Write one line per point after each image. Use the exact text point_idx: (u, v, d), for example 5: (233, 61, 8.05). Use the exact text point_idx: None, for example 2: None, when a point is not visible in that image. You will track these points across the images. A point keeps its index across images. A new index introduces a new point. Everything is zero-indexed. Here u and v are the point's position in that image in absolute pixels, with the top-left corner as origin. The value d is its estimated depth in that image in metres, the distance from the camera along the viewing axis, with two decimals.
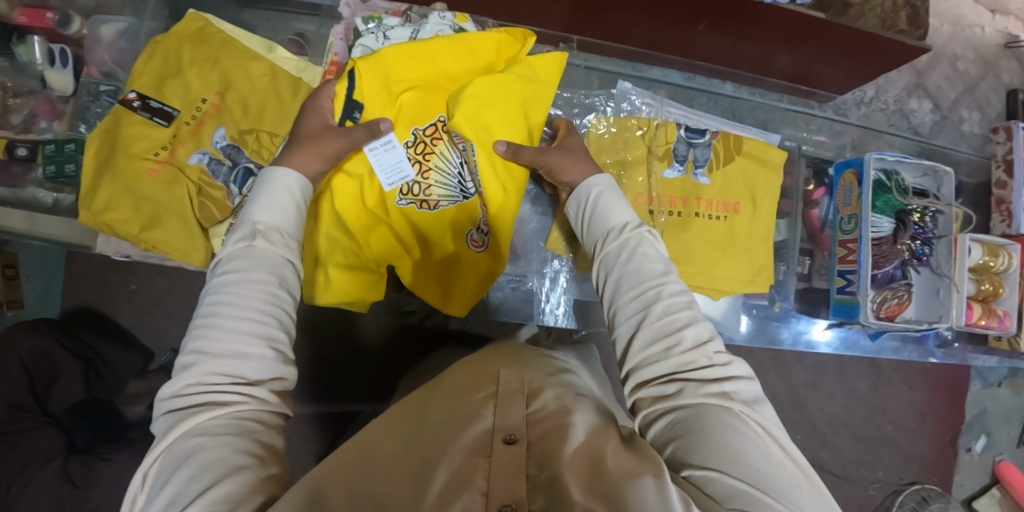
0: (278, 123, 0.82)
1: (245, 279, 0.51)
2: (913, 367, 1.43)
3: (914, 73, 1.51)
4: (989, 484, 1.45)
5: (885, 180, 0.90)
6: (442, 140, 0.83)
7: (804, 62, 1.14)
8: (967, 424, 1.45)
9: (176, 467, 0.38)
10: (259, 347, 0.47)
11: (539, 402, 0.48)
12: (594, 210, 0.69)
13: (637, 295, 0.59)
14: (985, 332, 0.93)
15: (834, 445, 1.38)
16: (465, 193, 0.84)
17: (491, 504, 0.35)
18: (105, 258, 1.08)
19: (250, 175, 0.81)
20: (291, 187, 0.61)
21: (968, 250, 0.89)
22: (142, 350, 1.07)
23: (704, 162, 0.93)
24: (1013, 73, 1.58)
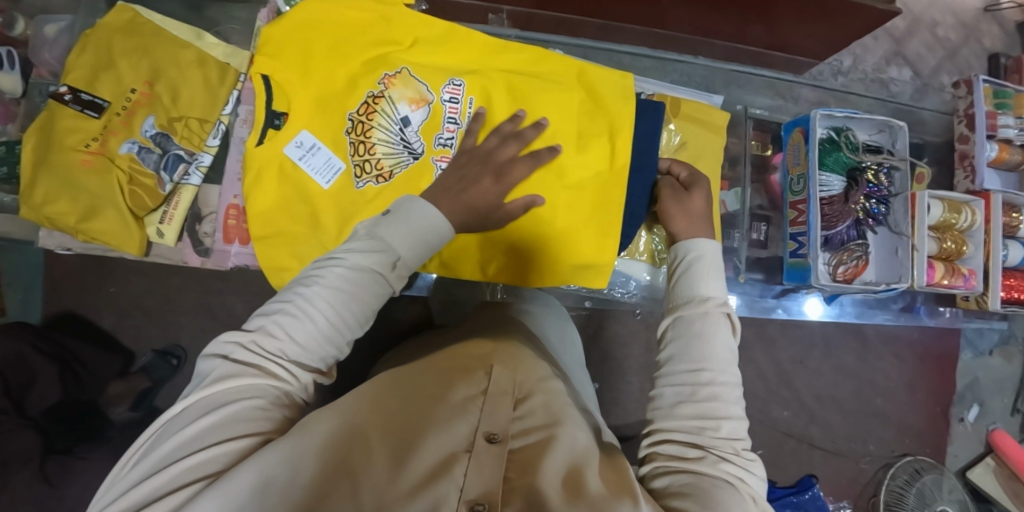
0: (208, 110, 0.84)
1: (345, 285, 0.52)
2: (901, 338, 1.40)
3: (892, 40, 1.49)
4: (983, 453, 1.43)
5: (833, 137, 0.88)
6: (375, 113, 0.76)
7: (774, 32, 1.13)
8: (958, 393, 1.43)
9: (205, 414, 0.41)
10: (325, 351, 0.51)
11: (528, 406, 0.47)
12: (685, 273, 0.64)
13: (690, 371, 0.55)
14: (950, 291, 0.90)
15: (824, 420, 1.36)
16: (414, 153, 0.77)
17: (465, 499, 0.35)
18: (77, 261, 1.09)
19: (182, 161, 0.83)
20: (438, 229, 0.59)
21: (927, 208, 0.87)
22: (122, 352, 1.07)
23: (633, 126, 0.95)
24: (994, 37, 1.55)
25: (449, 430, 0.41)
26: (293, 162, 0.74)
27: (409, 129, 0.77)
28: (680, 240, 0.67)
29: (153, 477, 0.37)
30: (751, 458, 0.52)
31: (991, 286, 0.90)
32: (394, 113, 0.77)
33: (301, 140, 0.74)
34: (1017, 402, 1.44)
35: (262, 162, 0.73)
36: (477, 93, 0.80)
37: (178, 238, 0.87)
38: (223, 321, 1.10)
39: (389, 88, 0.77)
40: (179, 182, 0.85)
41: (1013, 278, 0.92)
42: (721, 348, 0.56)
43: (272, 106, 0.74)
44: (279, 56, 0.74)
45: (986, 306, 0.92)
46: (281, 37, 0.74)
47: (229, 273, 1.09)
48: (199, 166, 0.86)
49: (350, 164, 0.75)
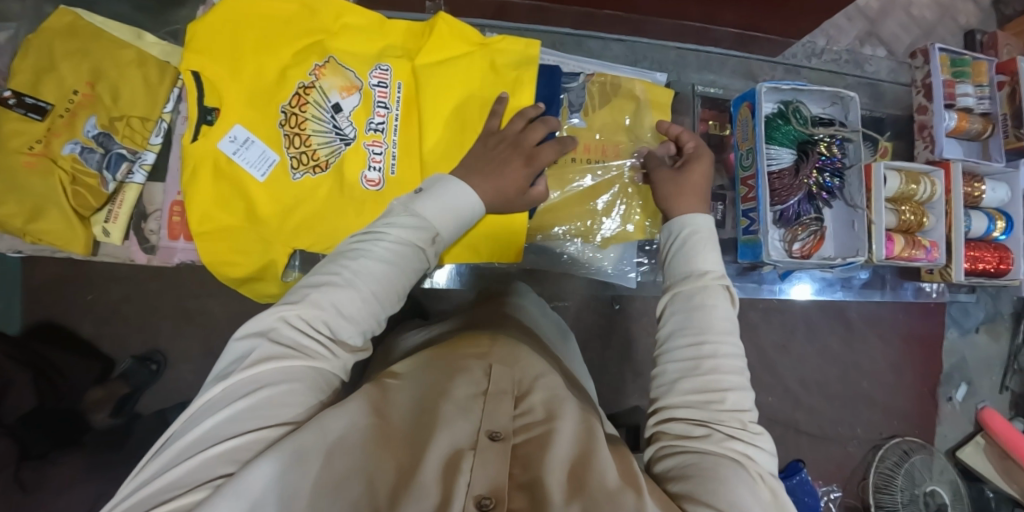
0: (151, 108, 0.84)
1: (385, 260, 0.54)
2: (885, 319, 1.40)
3: (866, 21, 1.48)
4: (972, 432, 1.42)
5: (781, 110, 0.86)
6: (308, 104, 0.76)
7: (744, 17, 1.05)
8: (945, 373, 1.42)
9: (245, 396, 0.41)
10: (366, 324, 0.52)
11: (528, 404, 0.46)
12: (681, 249, 0.64)
13: (693, 345, 0.55)
14: (912, 265, 0.87)
15: (809, 405, 1.36)
16: (346, 140, 0.77)
17: (470, 496, 0.35)
18: (52, 271, 1.08)
19: (126, 160, 0.83)
20: (471, 207, 0.63)
21: (883, 180, 0.85)
22: (101, 360, 1.08)
23: (578, 106, 0.93)
24: (969, 14, 1.54)
25: (452, 427, 0.41)
26: (228, 157, 0.74)
27: (341, 116, 0.77)
28: (675, 216, 0.68)
29: (179, 467, 0.36)
30: (757, 431, 0.51)
31: (953, 258, 0.87)
32: (325, 102, 0.77)
33: (234, 134, 0.73)
34: (1005, 380, 1.43)
35: (197, 158, 0.73)
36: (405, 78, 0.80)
37: (125, 237, 0.86)
38: (201, 325, 1.10)
39: (320, 79, 0.77)
40: (123, 180, 0.84)
41: (977, 249, 0.88)
42: (718, 318, 0.56)
43: (205, 102, 0.74)
44: (204, 51, 0.73)
45: (950, 279, 0.89)
46: (209, 32, 0.73)
47: (204, 275, 1.09)
48: (143, 164, 0.85)
49: (286, 156, 0.75)
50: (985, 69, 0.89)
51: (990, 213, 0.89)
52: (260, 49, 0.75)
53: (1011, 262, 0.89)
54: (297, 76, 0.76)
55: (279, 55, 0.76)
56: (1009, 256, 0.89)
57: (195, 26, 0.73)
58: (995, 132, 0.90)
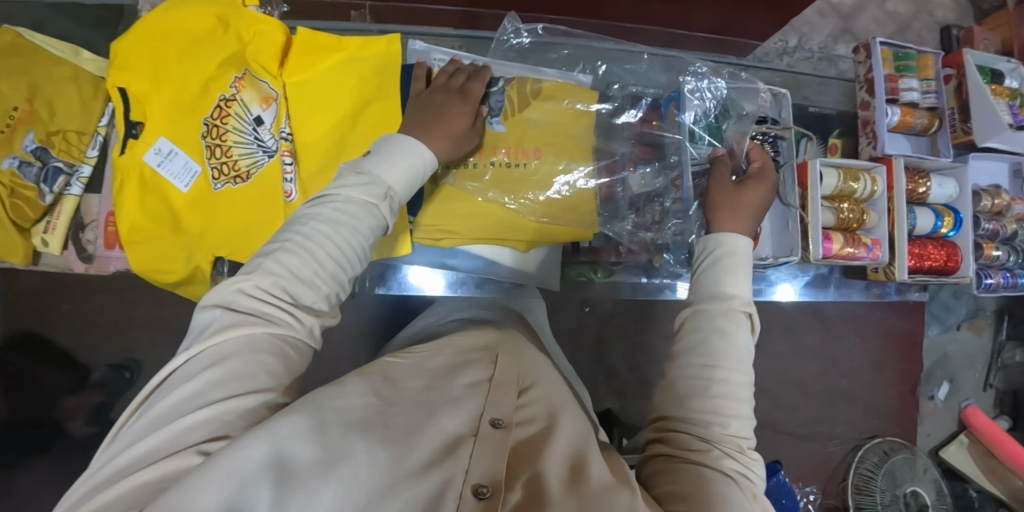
0: (87, 120, 0.72)
1: (341, 221, 0.49)
2: (864, 317, 1.39)
3: (840, 18, 1.46)
4: (956, 431, 1.40)
5: (710, 110, 0.83)
6: (232, 115, 0.62)
7: (723, 15, 0.98)
8: (927, 371, 1.41)
9: (208, 365, 0.39)
10: (325, 286, 0.48)
11: (530, 397, 0.46)
12: (710, 266, 0.59)
13: (705, 366, 0.52)
14: (854, 264, 0.77)
15: (787, 404, 1.35)
16: (270, 152, 0.63)
17: (469, 481, 0.34)
18: (29, 282, 1.10)
19: (63, 174, 0.71)
20: (426, 161, 0.57)
21: (819, 177, 0.74)
22: (76, 367, 1.10)
23: (498, 109, 0.76)
24: (946, 9, 1.53)
25: (453, 414, 0.40)
26: (148, 169, 0.61)
27: (264, 129, 0.64)
28: (718, 232, 0.62)
29: (162, 431, 0.35)
30: (755, 456, 0.49)
31: (897, 256, 0.77)
32: (247, 116, 0.63)
33: (159, 146, 0.61)
34: (988, 377, 1.40)
35: (120, 175, 0.61)
36: (336, 69, 0.64)
37: (65, 246, 0.74)
38: (173, 332, 1.12)
39: (245, 89, 0.63)
40: (60, 193, 0.72)
41: (920, 245, 0.80)
42: (734, 346, 0.53)
43: (128, 114, 0.61)
44: (129, 62, 0.60)
45: (895, 279, 0.80)
46: (129, 44, 0.60)
47: None
48: (81, 178, 0.73)
49: (209, 167, 0.62)
50: (931, 62, 0.84)
51: (937, 209, 0.82)
52: (180, 53, 0.61)
53: (959, 259, 0.82)
54: (218, 84, 0.62)
55: (199, 57, 0.61)
56: (956, 253, 0.82)
57: (118, 42, 0.60)
58: (943, 126, 0.85)
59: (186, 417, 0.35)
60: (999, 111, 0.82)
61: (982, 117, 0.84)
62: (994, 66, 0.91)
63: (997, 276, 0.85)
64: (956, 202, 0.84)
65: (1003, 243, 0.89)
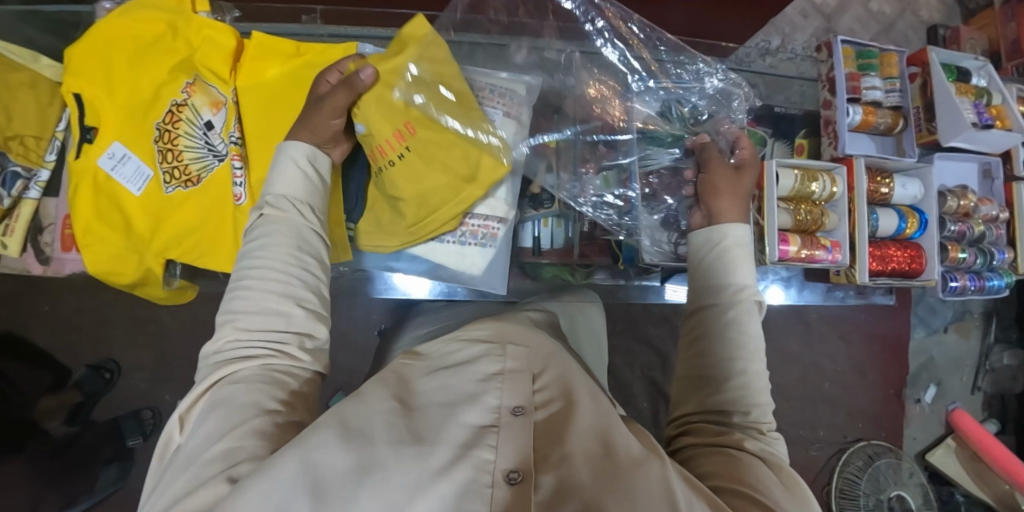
0: (44, 125, 0.68)
1: (267, 244, 0.49)
2: (845, 319, 1.38)
3: (823, 18, 1.45)
4: (944, 434, 1.38)
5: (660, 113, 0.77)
6: (183, 121, 0.63)
7: (695, 12, 0.96)
8: (912, 374, 1.39)
9: (206, 413, 0.39)
10: (287, 306, 0.46)
11: (545, 380, 0.41)
12: (712, 263, 0.58)
13: (721, 358, 0.51)
14: (814, 267, 0.77)
15: (768, 407, 1.34)
16: (219, 156, 0.64)
17: (497, 473, 0.31)
18: (13, 284, 1.12)
19: (20, 179, 0.68)
20: (302, 157, 0.56)
21: (775, 178, 0.73)
22: (56, 368, 1.11)
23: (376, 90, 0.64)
24: (932, 9, 1.52)
25: (472, 407, 0.37)
26: (100, 174, 0.61)
27: (214, 133, 0.64)
28: (713, 225, 0.61)
29: (190, 467, 0.34)
30: (776, 435, 0.49)
31: (857, 258, 0.77)
32: (197, 120, 0.64)
33: (113, 151, 0.62)
34: (976, 380, 1.39)
35: (74, 179, 0.61)
36: (282, 75, 0.65)
37: (24, 249, 0.70)
38: (153, 333, 1.15)
39: (195, 95, 0.64)
40: (18, 197, 0.68)
41: (880, 248, 0.79)
42: (748, 325, 0.53)
43: (81, 120, 0.62)
44: (81, 68, 0.60)
45: (856, 282, 0.79)
46: (82, 49, 0.60)
47: None
48: (40, 182, 0.69)
49: (160, 172, 0.63)
50: (895, 61, 0.84)
51: (901, 210, 0.82)
52: (132, 60, 0.61)
53: (923, 262, 0.82)
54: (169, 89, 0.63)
55: (150, 63, 0.62)
56: (919, 255, 0.82)
57: (70, 50, 0.61)
58: (908, 126, 0.85)
59: (205, 453, 0.35)
60: (962, 110, 0.82)
61: (946, 117, 0.84)
62: (960, 64, 0.91)
63: (963, 279, 0.87)
64: (921, 203, 0.84)
65: (970, 245, 0.89)
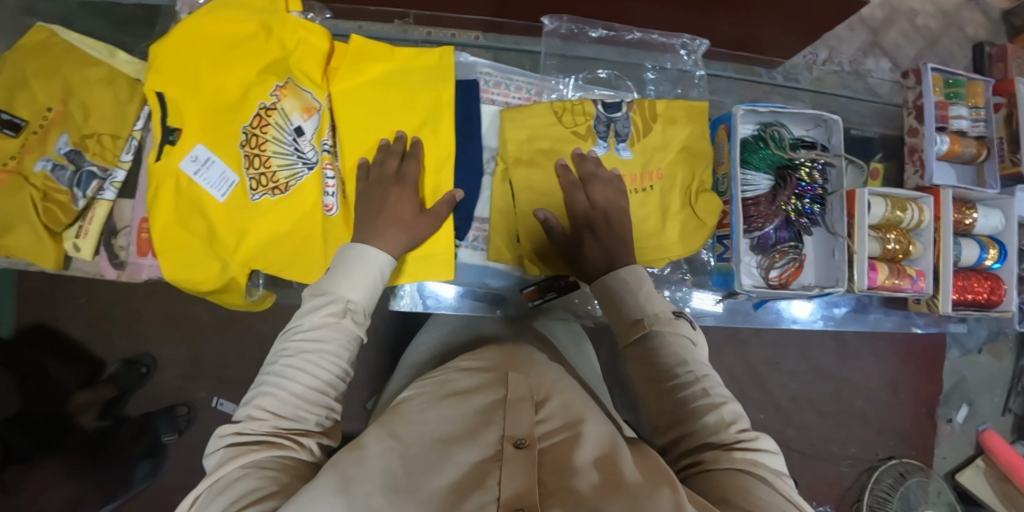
0: (122, 124, 0.66)
1: (317, 349, 0.48)
2: (881, 336, 1.37)
3: (868, 31, 1.41)
4: (974, 455, 1.38)
5: (759, 134, 0.73)
6: (271, 126, 0.62)
7: (744, 23, 0.89)
8: (945, 393, 1.39)
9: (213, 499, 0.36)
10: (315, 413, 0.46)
11: (548, 410, 0.42)
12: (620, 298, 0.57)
13: (656, 386, 0.49)
14: (898, 295, 0.76)
15: (801, 422, 1.33)
16: (310, 162, 0.64)
17: (504, 506, 0.32)
18: (49, 275, 1.11)
19: (96, 178, 0.66)
20: (383, 260, 0.55)
21: (867, 206, 0.72)
22: (91, 362, 1.11)
23: (626, 134, 0.71)
24: (977, 25, 1.48)
25: (470, 446, 0.38)
26: (183, 178, 0.60)
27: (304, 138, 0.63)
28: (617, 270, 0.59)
29: None
30: (758, 436, 0.44)
31: (942, 288, 0.76)
32: (287, 123, 0.63)
33: (196, 154, 0.60)
34: (1008, 401, 1.39)
35: (157, 183, 0.60)
36: (373, 89, 0.64)
37: (96, 252, 0.69)
38: (188, 330, 1.14)
39: (286, 98, 0.63)
40: (94, 198, 0.67)
41: (965, 278, 0.79)
42: (674, 352, 0.50)
43: (161, 119, 0.60)
44: (166, 66, 0.60)
45: (938, 311, 0.79)
46: (171, 47, 0.60)
47: None
48: (115, 183, 0.68)
49: (246, 177, 0.61)
50: (980, 90, 0.83)
51: (982, 240, 0.81)
52: (220, 63, 0.61)
53: (1003, 292, 0.82)
54: (258, 91, 0.62)
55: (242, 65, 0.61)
56: (1001, 286, 0.81)
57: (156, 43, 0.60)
58: (991, 156, 0.83)
59: None
60: None
61: None
62: None
63: None
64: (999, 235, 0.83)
65: None
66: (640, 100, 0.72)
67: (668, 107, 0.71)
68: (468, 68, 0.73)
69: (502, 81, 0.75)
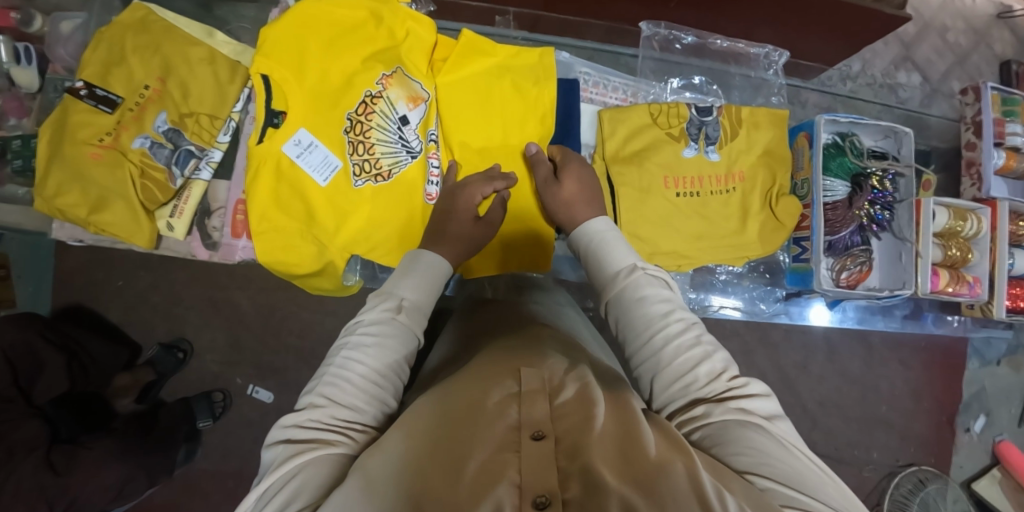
0: (220, 106, 0.75)
1: (379, 345, 0.49)
2: (906, 345, 1.39)
3: (901, 45, 1.36)
4: (989, 464, 1.41)
5: (838, 142, 0.78)
6: (375, 114, 0.72)
7: (785, 35, 0.93)
8: (965, 403, 1.41)
9: (278, 487, 0.35)
10: (374, 408, 0.46)
11: (563, 399, 0.41)
12: (594, 255, 0.58)
13: (644, 343, 0.50)
14: (955, 300, 0.80)
15: (826, 426, 1.35)
16: (412, 152, 0.74)
17: (525, 497, 0.30)
18: (92, 256, 1.11)
19: (194, 157, 0.75)
20: (441, 266, 0.59)
21: (932, 215, 0.77)
22: (128, 345, 1.11)
23: (716, 138, 0.77)
24: (1006, 43, 1.43)
25: (488, 435, 0.35)
26: (289, 161, 0.69)
27: (408, 128, 0.74)
28: (579, 224, 0.60)
29: None
30: (742, 378, 0.46)
31: (997, 294, 0.81)
32: (392, 113, 0.73)
33: (299, 138, 0.69)
34: None
35: (262, 161, 0.69)
36: (468, 86, 0.75)
37: (188, 232, 0.78)
38: (228, 316, 1.14)
39: (389, 89, 0.73)
40: (190, 177, 0.76)
41: (1019, 285, 0.83)
42: (653, 303, 0.51)
43: (270, 104, 0.69)
44: (274, 53, 0.69)
45: (992, 316, 0.83)
46: (283, 36, 0.69)
47: (236, 267, 1.13)
48: (210, 163, 0.77)
49: (349, 163, 0.71)
50: None
51: None
52: (331, 57, 0.71)
53: None
54: (366, 84, 0.72)
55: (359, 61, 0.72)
56: None
57: (267, 29, 0.69)
58: None
59: None
60: None
61: None
62: None
63: None
64: None
65: None
66: (728, 106, 0.79)
67: (753, 114, 0.78)
68: (567, 67, 0.84)
69: (598, 83, 0.84)
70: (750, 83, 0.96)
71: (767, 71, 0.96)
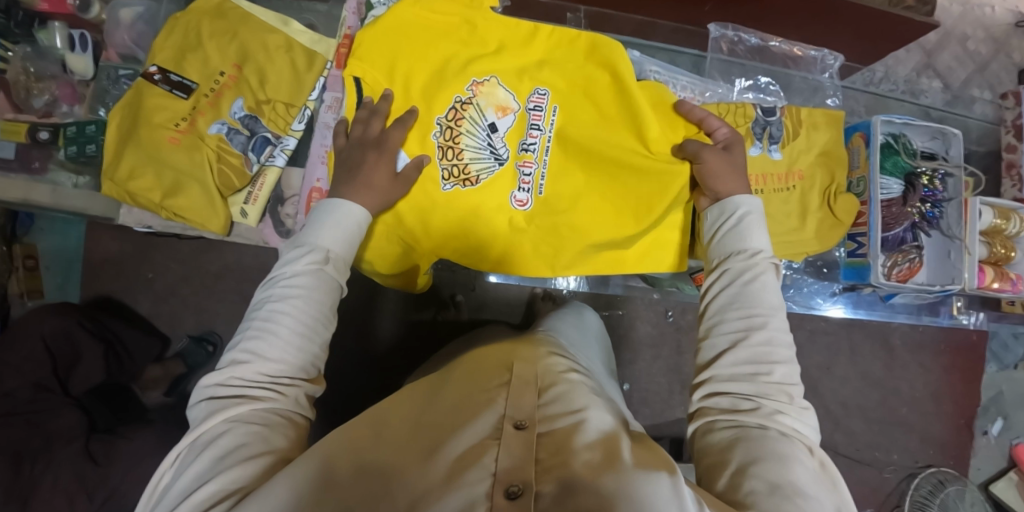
0: (295, 94, 0.80)
1: (300, 296, 0.52)
2: (926, 347, 1.40)
3: (922, 54, 1.35)
4: (1006, 467, 1.42)
5: (891, 143, 0.82)
6: (464, 120, 0.76)
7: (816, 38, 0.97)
8: (983, 406, 1.43)
9: (207, 448, 0.40)
10: (299, 358, 0.50)
11: (552, 394, 0.40)
12: (731, 228, 0.61)
13: (743, 316, 0.53)
14: (996, 297, 0.83)
15: (848, 427, 1.37)
16: (500, 160, 0.76)
17: (498, 484, 0.29)
18: (124, 247, 1.10)
19: (270, 144, 0.80)
20: (356, 216, 0.60)
21: (979, 213, 0.79)
22: (161, 337, 1.09)
23: (778, 138, 0.80)
24: None
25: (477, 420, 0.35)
26: None
27: (496, 135, 0.77)
28: (730, 196, 0.63)
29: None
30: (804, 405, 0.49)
31: None
32: (481, 120, 0.76)
33: None
34: None
35: None
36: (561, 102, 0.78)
37: (260, 219, 0.82)
38: None
39: (478, 96, 0.77)
40: (265, 163, 0.80)
41: None
42: (767, 294, 0.54)
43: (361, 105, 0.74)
44: (367, 55, 0.74)
45: None
46: (376, 40, 0.75)
47: (266, 260, 1.11)
48: (284, 150, 0.81)
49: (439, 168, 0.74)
50: None
51: None
52: (422, 62, 0.76)
53: None
54: (456, 90, 0.76)
55: (449, 65, 0.76)
56: None
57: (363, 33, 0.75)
58: None
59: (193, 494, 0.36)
60: None
61: None
62: None
63: None
64: None
65: None
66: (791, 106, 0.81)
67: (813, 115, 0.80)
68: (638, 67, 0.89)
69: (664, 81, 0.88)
70: (809, 85, 0.98)
71: (824, 74, 0.98)
